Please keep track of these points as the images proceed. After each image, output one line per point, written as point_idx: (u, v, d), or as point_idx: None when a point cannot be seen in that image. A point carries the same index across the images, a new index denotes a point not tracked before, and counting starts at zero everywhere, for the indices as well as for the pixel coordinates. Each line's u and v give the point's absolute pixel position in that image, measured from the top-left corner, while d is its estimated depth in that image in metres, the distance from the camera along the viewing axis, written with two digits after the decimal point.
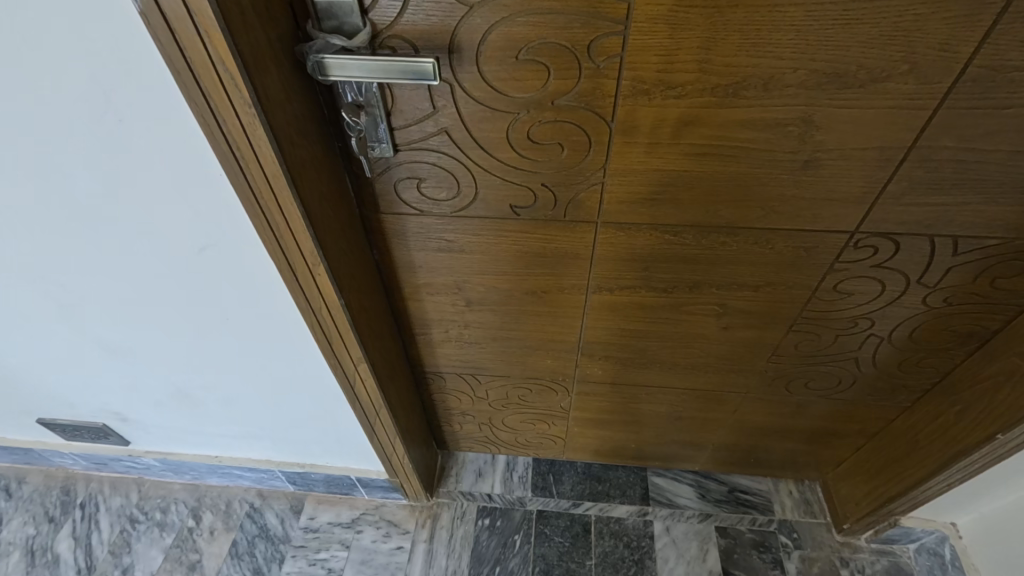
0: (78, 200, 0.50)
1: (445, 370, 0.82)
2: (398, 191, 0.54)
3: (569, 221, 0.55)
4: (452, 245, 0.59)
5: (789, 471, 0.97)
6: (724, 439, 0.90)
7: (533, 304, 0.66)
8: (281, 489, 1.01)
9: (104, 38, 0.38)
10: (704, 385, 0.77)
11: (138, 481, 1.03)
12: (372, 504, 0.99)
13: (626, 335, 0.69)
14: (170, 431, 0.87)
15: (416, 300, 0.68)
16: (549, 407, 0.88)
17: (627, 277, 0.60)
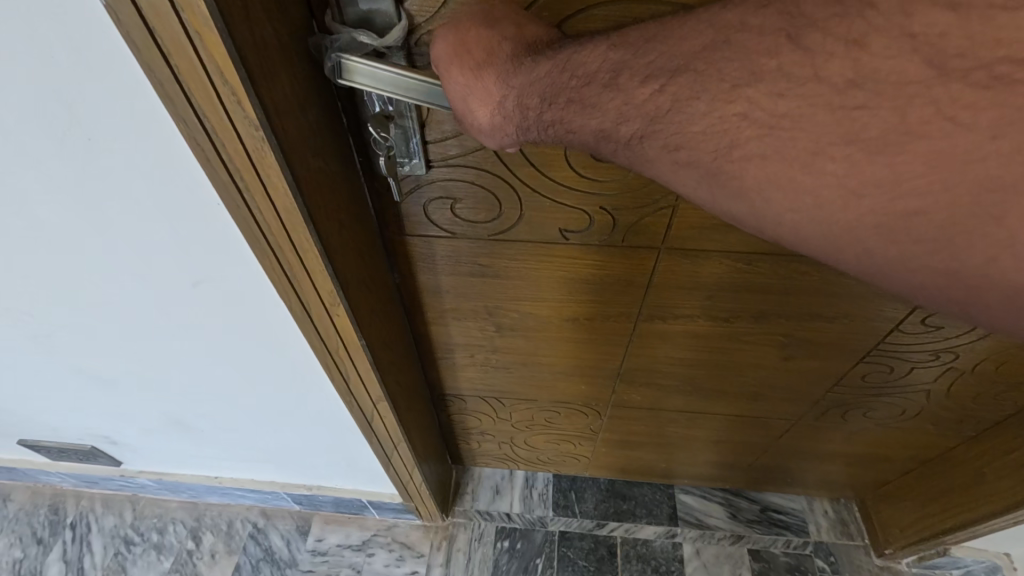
0: (45, 227, 0.42)
1: (467, 393, 0.75)
2: (428, 212, 0.47)
3: (627, 247, 0.47)
4: (486, 269, 0.52)
5: (826, 491, 0.91)
6: (762, 460, 0.85)
7: (573, 331, 0.59)
8: (286, 509, 0.94)
9: (58, 44, 0.29)
10: (751, 411, 0.71)
11: (131, 499, 0.96)
12: (383, 525, 0.93)
13: (673, 362, 0.63)
14: (165, 453, 0.80)
15: (440, 325, 0.61)
16: (576, 428, 0.81)
17: (685, 305, 0.53)
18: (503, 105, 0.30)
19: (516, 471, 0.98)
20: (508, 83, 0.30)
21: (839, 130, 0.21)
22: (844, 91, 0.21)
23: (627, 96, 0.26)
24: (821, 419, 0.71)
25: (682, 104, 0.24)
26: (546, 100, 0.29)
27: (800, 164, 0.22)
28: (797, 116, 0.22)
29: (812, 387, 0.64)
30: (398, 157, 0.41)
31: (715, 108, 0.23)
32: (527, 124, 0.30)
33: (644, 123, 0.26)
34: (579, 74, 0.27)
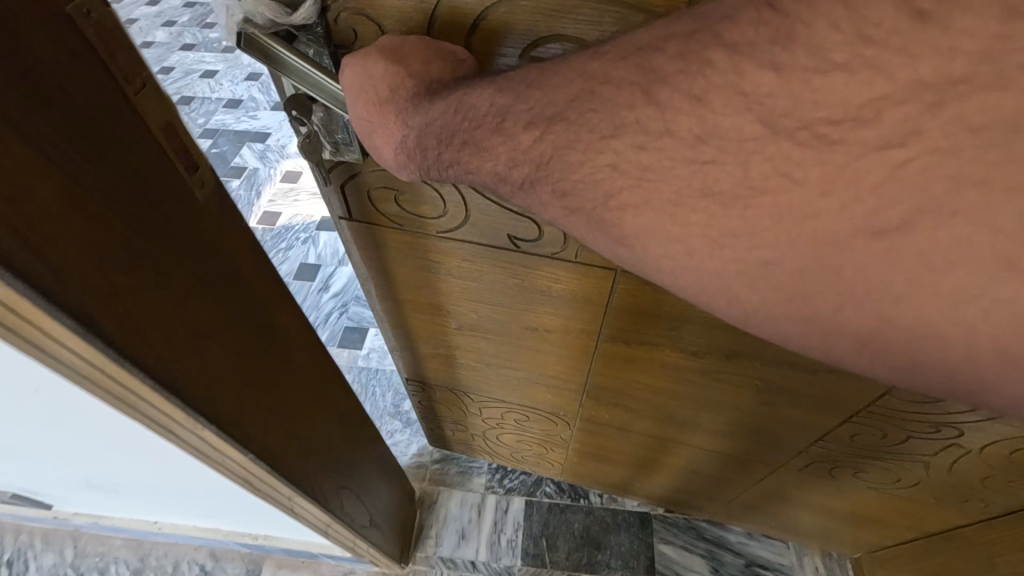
0: None
1: (432, 382, 0.73)
2: (376, 200, 0.48)
3: (580, 263, 0.46)
4: (440, 266, 0.52)
5: (819, 543, 0.84)
6: (741, 504, 0.80)
7: (535, 340, 0.57)
8: (236, 550, 0.88)
9: None
10: (734, 451, 0.66)
11: (74, 534, 0.90)
12: (339, 570, 0.86)
13: (643, 389, 0.60)
14: (94, 498, 0.74)
15: (400, 311, 0.61)
16: (549, 436, 0.76)
17: (650, 334, 0.51)
18: (404, 142, 0.32)
19: (484, 513, 0.91)
20: (407, 122, 0.31)
21: (696, 184, 0.21)
22: (694, 147, 0.21)
23: (513, 140, 0.25)
24: (806, 470, 0.65)
25: (561, 152, 0.24)
26: (443, 141, 0.29)
27: (667, 215, 0.22)
28: (659, 168, 0.21)
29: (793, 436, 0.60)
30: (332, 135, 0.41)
31: (588, 158, 0.23)
32: (428, 161, 0.31)
33: (531, 167, 0.25)
34: (470, 116, 0.27)
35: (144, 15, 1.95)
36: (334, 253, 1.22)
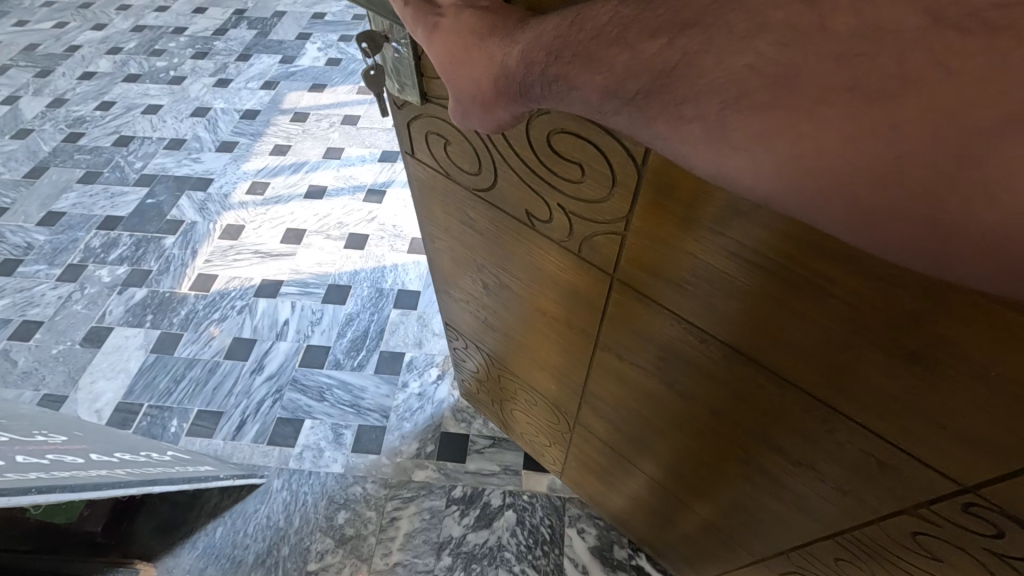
0: None
1: (473, 330, 1.67)
2: (440, 144, 1.15)
3: (583, 253, 1.04)
4: (474, 221, 1.25)
5: (747, 556, 1.36)
6: (616, 420, 1.38)
7: (524, 309, 1.35)
8: (298, 469, 2.10)
9: None
10: (659, 416, 1.23)
11: (232, 452, 2.17)
12: (335, 524, 1.97)
13: (578, 327, 1.23)
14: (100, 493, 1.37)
15: (458, 266, 1.46)
16: (534, 397, 1.66)
17: (660, 336, 1.04)
18: (509, 57, 0.64)
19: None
20: (513, 45, 0.63)
21: (843, 67, 0.44)
22: (849, 36, 0.44)
23: (636, 50, 0.52)
24: (703, 430, 1.15)
25: (690, 54, 0.49)
26: (552, 59, 0.59)
27: (808, 105, 0.44)
28: (793, 59, 0.45)
29: (708, 398, 1.07)
30: (470, 92, 0.71)
31: (717, 59, 0.48)
32: (534, 76, 0.62)
33: (652, 75, 0.52)
34: (586, 30, 0.56)
35: (119, 99, 3.61)
36: (270, 328, 2.51)
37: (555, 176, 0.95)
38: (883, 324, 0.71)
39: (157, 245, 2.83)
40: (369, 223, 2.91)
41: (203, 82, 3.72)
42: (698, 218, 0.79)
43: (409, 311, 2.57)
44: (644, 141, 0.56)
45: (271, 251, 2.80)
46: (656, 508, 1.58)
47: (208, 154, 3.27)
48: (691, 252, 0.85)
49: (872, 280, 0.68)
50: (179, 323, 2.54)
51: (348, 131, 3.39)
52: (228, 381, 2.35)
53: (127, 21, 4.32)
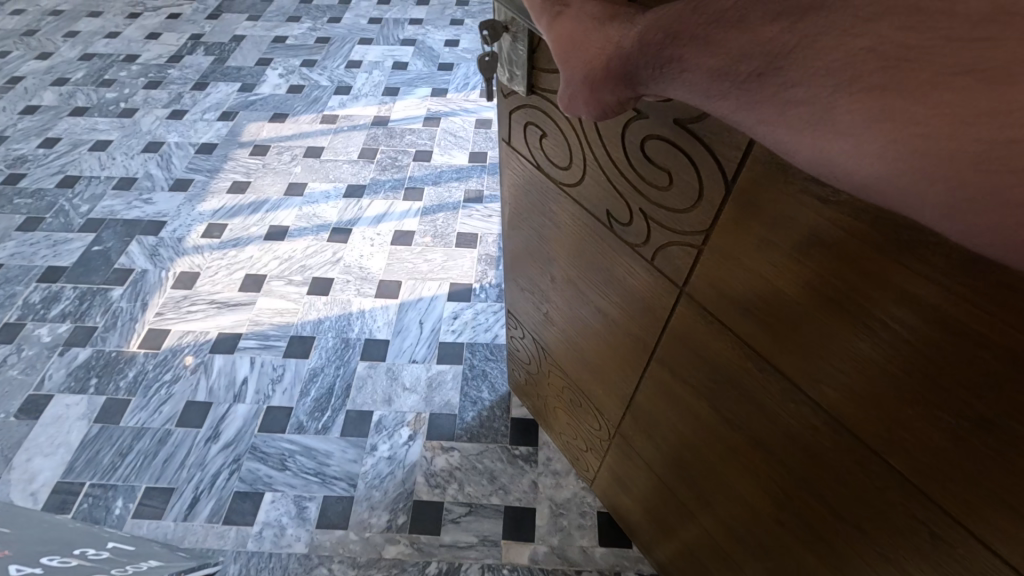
0: None
1: (534, 320, 1.88)
2: (539, 137, 1.40)
3: (652, 259, 1.20)
4: (555, 214, 1.49)
5: None
6: (654, 433, 1.51)
7: (584, 301, 1.54)
8: (260, 552, 1.92)
9: None
10: (703, 436, 1.32)
11: (182, 539, 1.94)
12: None
13: (639, 334, 1.37)
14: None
15: (533, 255, 1.71)
16: (579, 398, 1.82)
17: (718, 351, 1.15)
18: (621, 42, 0.71)
19: None
20: (627, 31, 0.70)
21: (960, 54, 0.44)
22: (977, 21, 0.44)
23: (752, 36, 0.56)
24: (745, 461, 1.23)
25: (803, 40, 0.52)
26: (664, 42, 0.65)
27: (924, 89, 0.46)
28: (911, 45, 0.46)
29: (756, 429, 1.15)
30: (580, 77, 0.79)
31: (836, 44, 0.50)
32: (644, 61, 0.68)
33: (764, 59, 0.55)
34: (705, 16, 0.61)
35: (66, 137, 3.49)
36: (227, 387, 2.34)
37: (644, 182, 1.12)
38: (961, 388, 0.76)
39: (104, 297, 2.65)
40: (334, 266, 2.79)
41: (156, 115, 3.66)
42: (781, 245, 0.90)
43: (377, 363, 2.43)
44: (744, 122, 0.61)
45: (228, 300, 2.65)
46: (679, 537, 1.66)
47: (160, 194, 3.15)
48: (767, 279, 0.96)
49: (955, 336, 0.73)
50: (127, 387, 2.34)
51: (311, 165, 3.32)
52: (181, 452, 2.15)
53: (74, 49, 4.24)
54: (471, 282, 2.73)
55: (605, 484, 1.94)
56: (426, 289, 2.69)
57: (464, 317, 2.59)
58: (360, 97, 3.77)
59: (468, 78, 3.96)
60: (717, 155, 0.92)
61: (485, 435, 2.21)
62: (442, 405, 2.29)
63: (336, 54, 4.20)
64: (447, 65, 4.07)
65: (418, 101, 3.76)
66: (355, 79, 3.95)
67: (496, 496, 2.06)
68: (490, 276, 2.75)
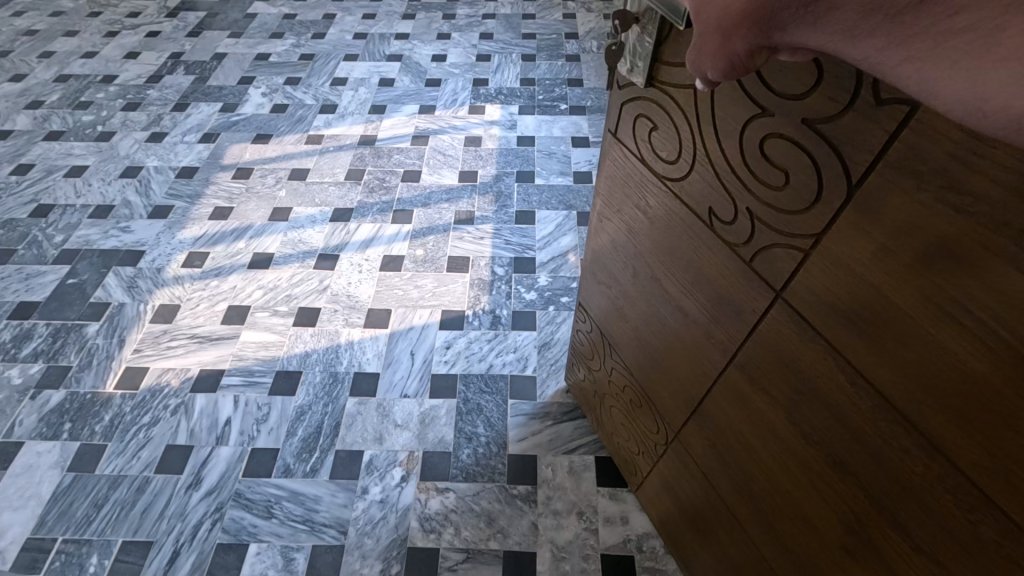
0: None
1: (607, 316, 1.85)
2: (645, 129, 1.37)
3: (749, 259, 1.17)
4: (648, 208, 1.46)
5: None
6: (720, 441, 1.46)
7: (663, 299, 1.52)
8: None
9: None
10: (773, 449, 1.27)
11: None
12: None
13: (721, 337, 1.33)
14: None
15: (614, 248, 1.69)
16: (645, 401, 1.77)
17: (805, 360, 1.10)
18: None
19: None
20: None
21: None
22: None
23: None
24: (816, 481, 1.17)
25: None
26: None
27: None
28: None
29: (836, 447, 1.09)
30: (713, 19, 0.71)
31: None
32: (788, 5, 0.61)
33: None
34: None
35: (40, 163, 3.37)
36: (210, 429, 2.23)
37: (756, 180, 1.09)
38: None
39: (79, 334, 2.53)
40: (321, 295, 2.68)
41: (135, 138, 3.54)
42: (897, 252, 0.85)
43: (367, 399, 2.32)
44: (889, 65, 0.58)
45: (211, 334, 2.54)
46: (728, 556, 1.59)
47: (139, 222, 3.04)
48: (874, 286, 0.90)
49: None
50: (103, 432, 2.22)
51: (296, 188, 3.21)
52: (160, 501, 2.04)
53: (49, 70, 4.12)
54: (464, 309, 2.63)
55: (655, 493, 1.90)
56: (417, 318, 2.59)
57: (458, 346, 2.49)
58: (346, 116, 3.68)
59: (456, 95, 3.87)
60: (844, 158, 0.88)
61: (481, 473, 2.11)
62: (436, 442, 2.19)
63: (321, 71, 4.11)
64: (435, 81, 3.99)
65: (405, 119, 3.67)
66: (341, 97, 3.85)
67: (496, 540, 1.96)
68: (484, 302, 2.65)
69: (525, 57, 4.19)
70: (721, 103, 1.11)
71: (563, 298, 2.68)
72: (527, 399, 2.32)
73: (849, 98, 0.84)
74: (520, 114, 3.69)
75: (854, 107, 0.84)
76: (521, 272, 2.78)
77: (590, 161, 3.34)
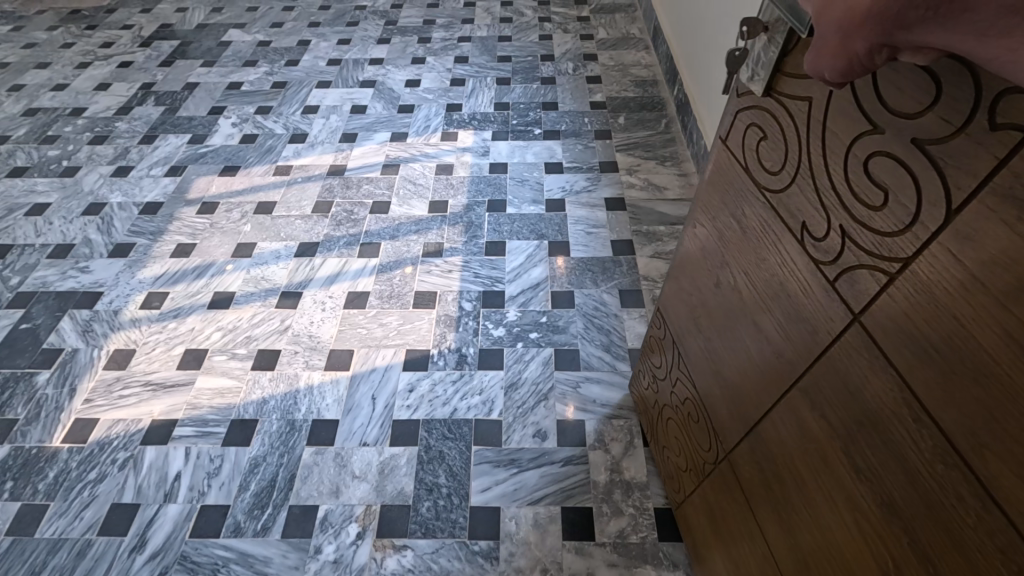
0: None
1: (681, 327, 1.77)
2: (753, 139, 1.29)
3: (830, 280, 1.07)
4: (742, 219, 1.37)
5: None
6: (768, 466, 1.35)
7: (737, 314, 1.43)
8: None
9: None
10: (820, 484, 1.16)
11: None
12: None
13: (786, 359, 1.23)
14: None
15: (699, 257, 1.61)
16: (706, 423, 1.67)
17: (869, 393, 0.99)
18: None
19: None
20: None
21: None
22: None
23: None
24: (859, 521, 1.06)
25: None
26: None
27: None
28: None
29: (887, 488, 0.98)
30: (833, 26, 0.70)
31: None
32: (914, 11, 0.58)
33: None
34: None
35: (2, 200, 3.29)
36: (157, 485, 2.13)
37: (853, 196, 0.99)
38: None
39: (29, 383, 2.44)
40: (282, 335, 2.59)
41: (100, 173, 3.47)
42: (986, 282, 0.76)
43: (325, 449, 2.22)
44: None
45: (165, 381, 2.44)
46: None
47: (99, 261, 2.95)
48: (957, 315, 0.81)
49: None
50: (45, 491, 2.12)
51: (262, 222, 3.13)
52: (101, 566, 1.94)
53: (18, 103, 4.06)
54: (430, 347, 2.54)
55: (701, 522, 1.79)
56: (380, 359, 2.49)
57: (421, 389, 2.39)
58: (316, 146, 3.62)
59: (429, 121, 3.81)
60: (948, 181, 0.80)
61: (441, 528, 2.01)
62: (395, 494, 2.09)
63: (293, 99, 4.05)
64: (407, 107, 3.92)
65: (376, 147, 3.60)
66: (312, 126, 3.79)
67: None
68: (450, 340, 2.56)
69: (500, 80, 4.13)
70: (833, 115, 1.02)
71: (533, 333, 2.58)
72: (491, 445, 2.21)
73: (963, 120, 0.76)
74: (493, 139, 3.63)
75: (968, 129, 0.76)
76: (490, 307, 2.69)
77: (563, 188, 3.28)
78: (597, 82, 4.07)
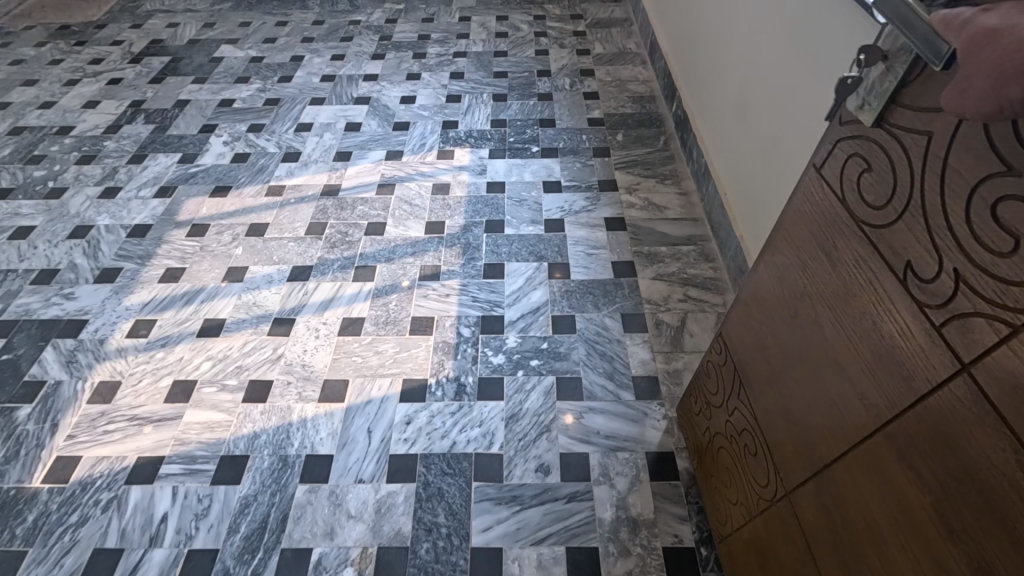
0: None
1: (744, 355, 1.67)
2: (850, 169, 1.21)
3: (937, 326, 1.00)
4: (825, 250, 1.29)
5: None
6: (835, 510, 1.27)
7: (814, 349, 1.34)
8: None
9: None
10: (900, 537, 1.08)
11: None
12: None
13: (871, 402, 1.15)
14: None
15: (769, 285, 1.52)
16: (767, 458, 1.58)
17: (972, 449, 0.92)
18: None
19: None
20: None
21: None
22: None
23: None
24: None
25: None
26: None
27: None
28: None
29: (987, 553, 0.91)
30: (987, 68, 0.81)
31: None
32: None
33: None
34: None
35: None
36: (142, 528, 2.03)
37: (976, 240, 0.92)
38: None
39: (8, 418, 2.34)
40: (273, 365, 2.50)
41: (87, 195, 3.38)
42: None
43: (319, 487, 2.13)
44: None
45: (152, 415, 2.35)
46: None
47: (83, 287, 2.86)
48: None
49: None
50: (23, 536, 2.01)
51: (253, 245, 3.05)
52: None
53: (3, 122, 3.97)
54: (427, 376, 2.46)
55: (748, 558, 1.71)
56: (374, 390, 2.41)
57: (419, 421, 2.31)
58: (310, 164, 3.47)
59: (424, 138, 3.75)
60: None
61: (441, 572, 1.92)
62: (393, 535, 2.00)
63: (285, 117, 3.98)
64: (402, 125, 3.86)
65: (371, 166, 3.53)
66: (305, 143, 3.71)
67: None
68: (448, 369, 2.48)
69: (495, 96, 4.08)
70: (957, 153, 0.95)
71: (533, 360, 2.51)
72: (493, 481, 2.13)
73: None
74: (490, 157, 3.57)
75: None
76: (489, 332, 2.62)
77: (562, 208, 3.21)
78: (595, 98, 4.03)
